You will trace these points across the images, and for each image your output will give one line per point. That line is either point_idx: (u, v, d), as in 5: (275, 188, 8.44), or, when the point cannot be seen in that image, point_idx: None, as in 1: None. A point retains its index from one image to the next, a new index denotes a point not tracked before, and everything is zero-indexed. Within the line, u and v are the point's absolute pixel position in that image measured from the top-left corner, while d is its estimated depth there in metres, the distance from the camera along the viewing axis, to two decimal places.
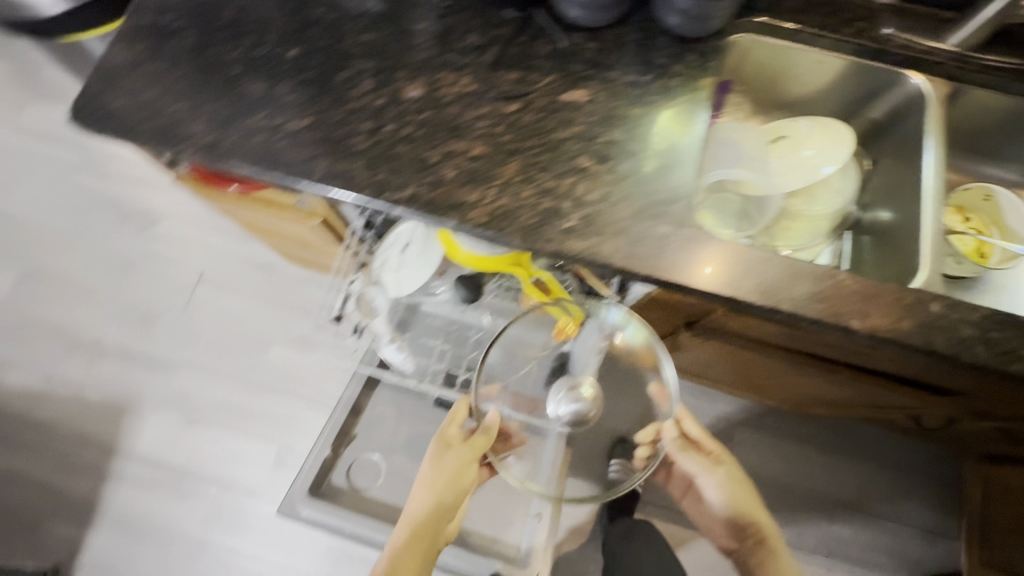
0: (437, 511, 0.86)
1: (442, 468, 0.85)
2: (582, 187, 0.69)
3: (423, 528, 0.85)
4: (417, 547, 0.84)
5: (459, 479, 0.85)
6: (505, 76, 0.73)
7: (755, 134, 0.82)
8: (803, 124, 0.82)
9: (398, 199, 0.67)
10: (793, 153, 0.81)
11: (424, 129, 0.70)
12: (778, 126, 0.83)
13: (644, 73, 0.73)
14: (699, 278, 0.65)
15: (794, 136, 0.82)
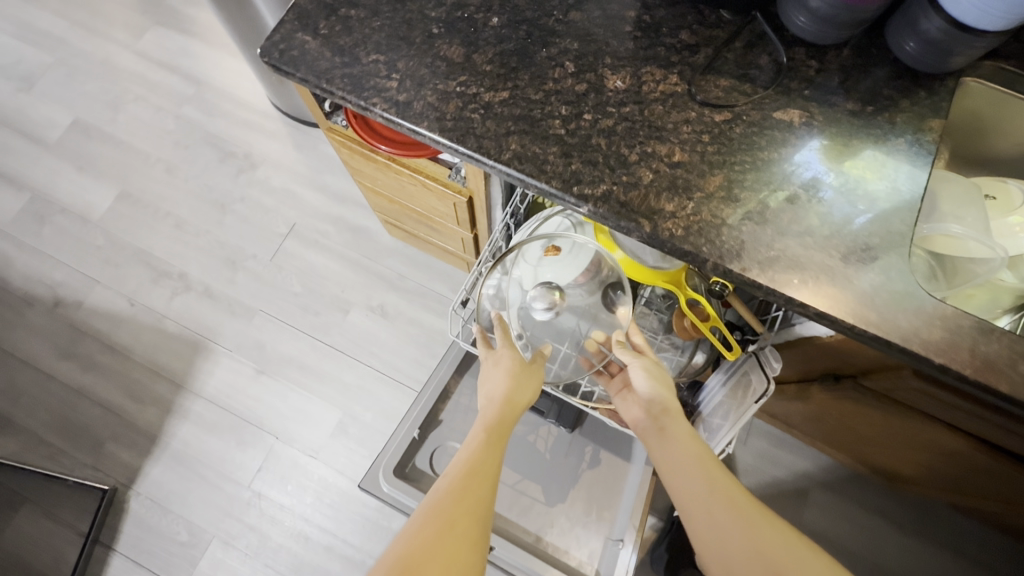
0: (514, 412, 0.71)
1: (521, 368, 0.74)
2: (788, 215, 0.63)
3: (498, 427, 0.68)
4: (493, 447, 0.66)
5: (531, 382, 0.73)
6: (716, 81, 0.68)
7: (969, 183, 0.75)
8: (1014, 188, 0.76)
9: (590, 195, 0.63)
10: (1002, 215, 0.75)
11: (625, 125, 0.66)
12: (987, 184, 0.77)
13: (865, 104, 0.68)
14: (908, 336, 0.59)
15: (1004, 198, 0.76)
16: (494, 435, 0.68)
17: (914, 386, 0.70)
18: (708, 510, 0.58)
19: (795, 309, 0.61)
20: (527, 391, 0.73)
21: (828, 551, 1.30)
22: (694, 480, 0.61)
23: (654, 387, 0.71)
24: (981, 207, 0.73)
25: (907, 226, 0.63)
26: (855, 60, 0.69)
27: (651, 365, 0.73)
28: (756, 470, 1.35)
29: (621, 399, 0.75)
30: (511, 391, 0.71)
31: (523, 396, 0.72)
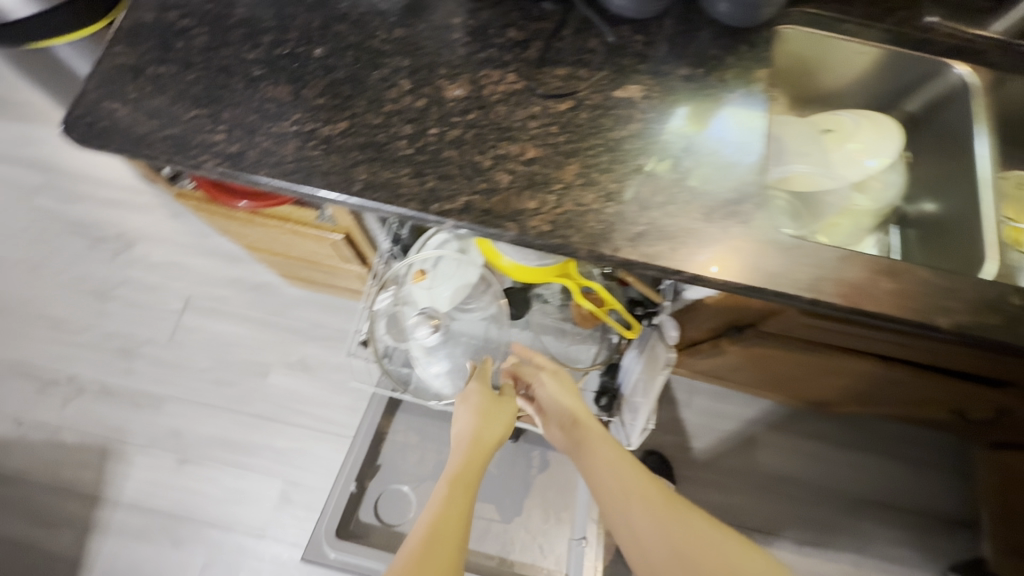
0: (488, 451, 0.68)
1: (490, 406, 0.71)
2: (646, 189, 0.64)
3: (471, 467, 0.64)
4: (467, 491, 0.61)
5: (504, 421, 0.71)
6: (553, 72, 0.68)
7: (805, 122, 0.79)
8: (847, 116, 0.81)
9: (451, 209, 0.61)
10: (845, 144, 0.79)
11: (473, 131, 0.65)
12: (824, 118, 0.81)
13: (697, 66, 0.70)
14: (777, 280, 0.61)
15: (842, 128, 0.80)
16: (469, 476, 0.63)
17: (797, 322, 0.74)
18: (629, 516, 0.61)
19: (673, 277, 0.62)
20: (502, 428, 0.70)
21: (784, 488, 1.36)
22: (619, 489, 0.63)
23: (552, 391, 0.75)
24: (819, 143, 0.78)
25: (755, 175, 0.65)
26: (678, 28, 0.72)
27: (552, 376, 0.77)
28: (704, 429, 1.40)
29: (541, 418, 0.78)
30: (480, 428, 0.69)
31: (497, 433, 0.69)
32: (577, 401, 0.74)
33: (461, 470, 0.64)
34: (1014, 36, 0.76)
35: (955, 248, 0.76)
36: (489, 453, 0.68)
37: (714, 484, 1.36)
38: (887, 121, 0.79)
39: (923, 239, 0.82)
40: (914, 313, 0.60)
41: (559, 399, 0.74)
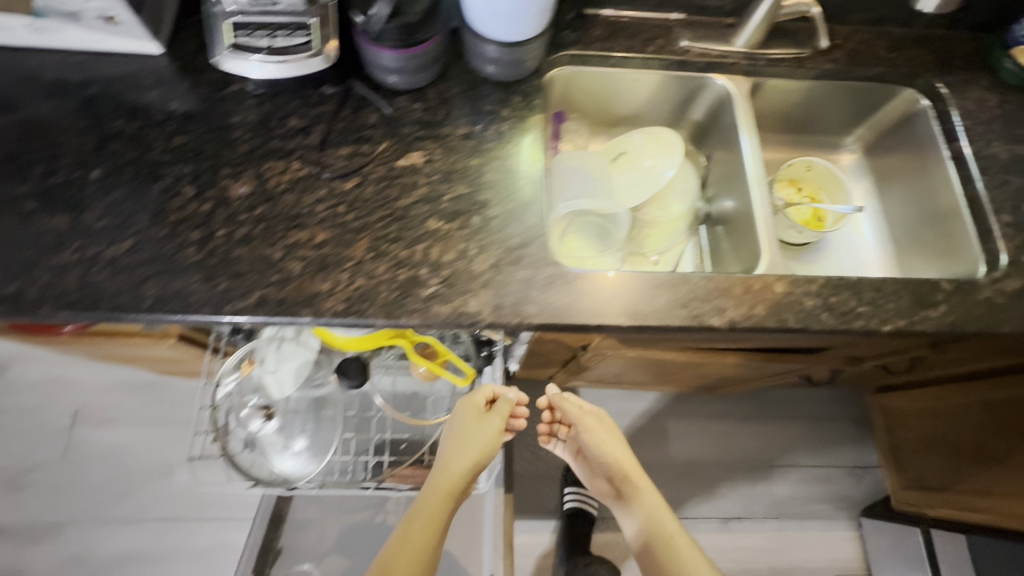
0: (462, 479, 0.76)
1: (469, 434, 0.78)
2: (437, 250, 0.68)
3: (441, 499, 0.75)
4: (431, 521, 0.74)
5: (478, 442, 0.78)
6: (336, 152, 0.72)
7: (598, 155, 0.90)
8: (633, 137, 0.88)
9: (246, 307, 0.63)
10: (637, 164, 0.87)
11: (262, 225, 0.67)
12: (614, 142, 0.89)
13: (475, 123, 0.75)
14: (567, 313, 0.66)
15: (632, 150, 0.88)
16: (439, 501, 0.75)
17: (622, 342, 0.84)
18: (669, 549, 0.87)
19: (472, 327, 0.65)
20: (483, 453, 0.78)
21: (701, 471, 1.43)
22: (668, 524, 0.90)
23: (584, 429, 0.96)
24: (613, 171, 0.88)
25: (537, 218, 0.71)
26: (453, 90, 0.77)
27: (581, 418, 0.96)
28: None
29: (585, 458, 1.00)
30: (454, 459, 0.77)
31: (471, 461, 0.77)
32: (619, 451, 0.96)
33: (432, 502, 0.76)
34: (756, 46, 0.84)
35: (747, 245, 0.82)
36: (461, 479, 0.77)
37: None
38: (674, 137, 0.87)
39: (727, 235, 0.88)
40: (691, 317, 0.67)
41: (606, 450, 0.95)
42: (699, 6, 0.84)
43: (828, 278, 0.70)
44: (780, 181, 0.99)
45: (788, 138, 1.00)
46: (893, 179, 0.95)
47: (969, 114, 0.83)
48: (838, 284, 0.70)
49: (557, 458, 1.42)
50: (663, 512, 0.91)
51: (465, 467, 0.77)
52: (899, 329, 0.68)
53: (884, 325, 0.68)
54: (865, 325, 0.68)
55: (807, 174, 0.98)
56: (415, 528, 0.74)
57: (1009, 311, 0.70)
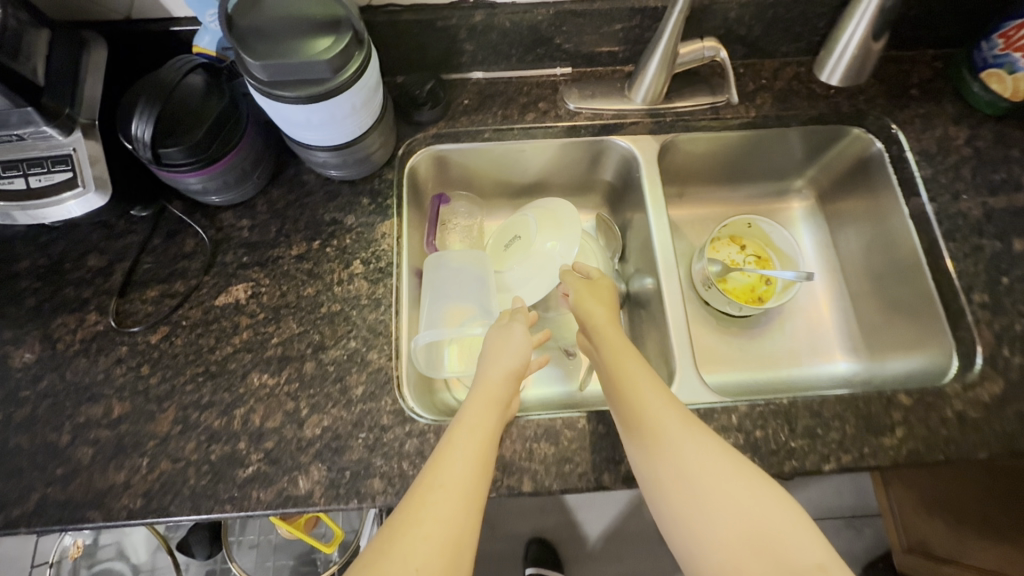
0: (507, 393, 0.52)
1: (501, 340, 0.56)
2: (260, 413, 0.55)
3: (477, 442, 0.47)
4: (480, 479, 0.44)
5: (508, 349, 0.55)
6: (142, 295, 0.59)
7: (493, 245, 0.75)
8: (526, 216, 0.72)
9: (20, 516, 0.52)
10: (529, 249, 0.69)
11: (47, 403, 0.55)
12: (509, 226, 0.74)
13: (313, 238, 0.62)
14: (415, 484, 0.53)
15: (525, 232, 0.71)
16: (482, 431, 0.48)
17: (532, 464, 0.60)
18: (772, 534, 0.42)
19: (303, 512, 0.53)
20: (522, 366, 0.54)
21: None
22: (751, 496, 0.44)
23: (586, 306, 0.59)
24: (505, 262, 0.72)
25: (385, 358, 0.58)
26: (288, 197, 0.64)
27: (584, 287, 0.62)
28: (584, 498, 1.32)
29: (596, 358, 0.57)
30: (491, 370, 0.53)
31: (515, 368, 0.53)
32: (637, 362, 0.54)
33: (471, 420, 0.49)
34: (659, 100, 0.70)
35: (659, 351, 0.68)
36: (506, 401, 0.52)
37: (609, 555, 1.28)
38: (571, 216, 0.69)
39: (641, 329, 0.73)
40: (575, 475, 0.54)
41: (619, 351, 0.55)
42: (586, 58, 0.70)
43: (752, 404, 0.56)
44: (719, 239, 0.84)
45: (725, 187, 0.85)
46: (849, 231, 0.79)
47: (929, 158, 0.68)
48: (765, 410, 0.56)
49: (519, 533, 1.30)
50: (759, 495, 0.44)
51: (507, 378, 0.52)
52: (846, 467, 0.54)
53: (825, 463, 0.54)
54: (802, 465, 0.54)
55: (749, 231, 0.83)
56: (429, 505, 0.42)
57: (987, 427, 0.56)
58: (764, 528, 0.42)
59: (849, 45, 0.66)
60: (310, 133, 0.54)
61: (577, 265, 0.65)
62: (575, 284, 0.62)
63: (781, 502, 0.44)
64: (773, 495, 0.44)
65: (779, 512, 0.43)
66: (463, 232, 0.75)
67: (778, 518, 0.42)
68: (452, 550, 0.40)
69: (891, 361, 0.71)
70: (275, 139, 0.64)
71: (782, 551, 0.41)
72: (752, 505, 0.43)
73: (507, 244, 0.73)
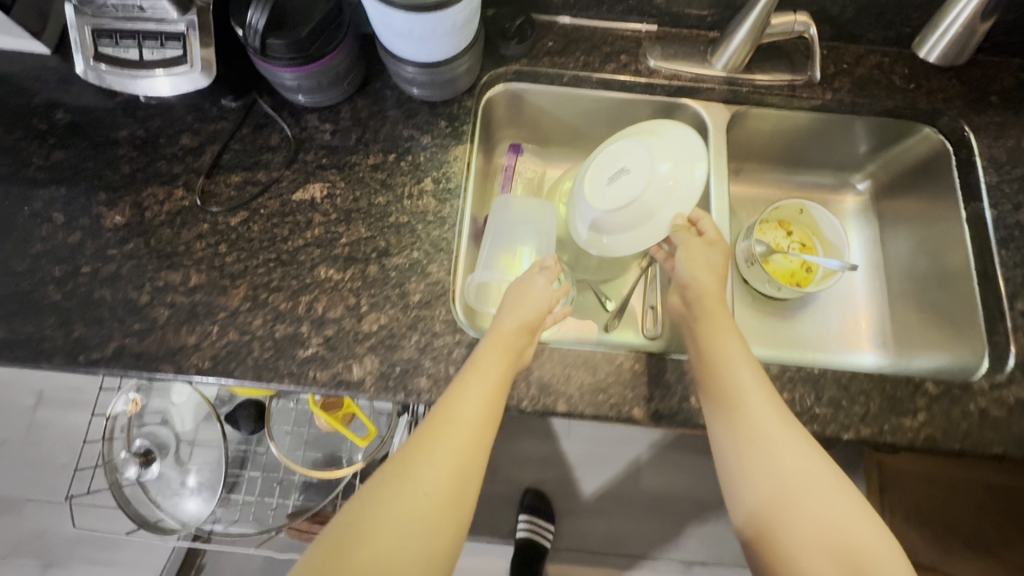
0: (521, 342, 0.54)
1: (523, 290, 0.58)
2: (324, 303, 0.59)
3: (484, 399, 0.50)
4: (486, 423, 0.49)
5: (535, 306, 0.57)
6: (227, 179, 0.63)
7: (592, 179, 0.68)
8: (637, 144, 0.65)
9: (101, 358, 0.57)
10: (648, 185, 0.63)
11: (131, 263, 0.60)
12: (610, 157, 0.68)
13: (390, 151, 0.65)
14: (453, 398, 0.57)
15: (641, 164, 0.64)
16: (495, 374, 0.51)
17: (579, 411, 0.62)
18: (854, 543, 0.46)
19: (354, 397, 0.58)
20: (535, 316, 0.57)
21: (669, 507, 1.35)
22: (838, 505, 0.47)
23: (696, 272, 0.58)
24: (608, 196, 0.66)
25: (443, 272, 0.61)
26: (370, 108, 0.67)
27: (696, 246, 0.59)
28: (586, 458, 1.38)
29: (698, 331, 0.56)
30: (509, 320, 0.55)
31: (528, 319, 0.56)
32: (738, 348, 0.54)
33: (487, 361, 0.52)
34: (739, 69, 0.70)
35: None
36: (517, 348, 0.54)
37: (601, 512, 1.34)
38: (695, 148, 0.63)
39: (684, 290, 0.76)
40: (607, 405, 0.57)
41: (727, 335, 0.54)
42: (673, 18, 0.71)
43: (784, 368, 0.59)
44: (767, 223, 0.85)
45: (785, 171, 0.86)
46: (901, 232, 0.80)
47: (996, 167, 0.69)
48: (795, 376, 0.59)
49: (520, 479, 1.36)
50: (834, 496, 0.48)
51: (520, 328, 0.55)
52: (863, 439, 0.57)
53: (844, 433, 0.57)
54: (820, 430, 0.57)
55: (800, 218, 0.84)
56: (438, 440, 0.47)
57: (1006, 426, 0.58)
58: (838, 528, 0.46)
59: (954, 24, 0.65)
60: (395, 37, 0.56)
61: (691, 216, 0.62)
62: (687, 242, 0.60)
63: (854, 505, 0.48)
64: (849, 501, 0.48)
65: (860, 522, 0.47)
66: (527, 181, 0.80)
67: (854, 521, 0.47)
68: (456, 481, 0.46)
69: (915, 360, 0.74)
70: (365, 51, 0.67)
71: (847, 546, 0.46)
72: (827, 504, 0.47)
73: (610, 177, 0.67)
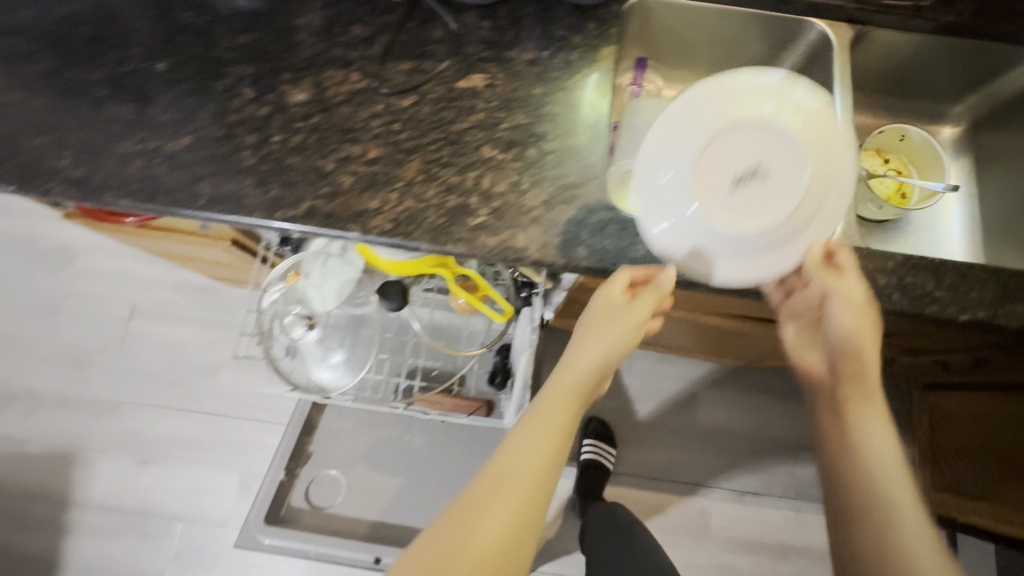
0: (589, 380, 0.62)
1: (604, 304, 0.62)
2: (489, 179, 0.65)
3: (562, 410, 0.61)
4: (553, 456, 0.59)
5: (638, 316, 0.60)
6: (397, 67, 0.69)
7: (708, 188, 0.53)
8: (791, 138, 0.54)
9: (295, 215, 0.63)
10: (795, 186, 0.53)
11: (316, 135, 0.66)
12: (717, 159, 0.54)
13: (544, 48, 0.70)
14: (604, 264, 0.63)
15: (779, 166, 0.53)
16: (561, 409, 0.61)
17: (730, 295, 0.67)
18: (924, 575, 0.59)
19: (518, 263, 0.64)
20: (612, 355, 0.62)
21: (724, 441, 1.43)
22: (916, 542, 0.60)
23: (842, 317, 0.61)
24: (721, 203, 0.53)
25: (597, 157, 0.67)
26: (524, 9, 0.72)
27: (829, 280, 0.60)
28: (646, 392, 1.45)
29: (807, 334, 0.70)
30: (578, 361, 0.62)
31: (602, 358, 0.61)
32: (866, 377, 0.64)
33: (554, 403, 0.61)
34: None
35: None
36: (585, 386, 0.62)
37: (659, 442, 1.42)
38: (806, 142, 0.54)
39: None
40: None
41: (855, 332, 0.62)
42: None
43: (908, 257, 0.65)
44: (863, 151, 0.90)
45: (886, 103, 0.91)
46: (1001, 165, 0.86)
47: None
48: (920, 265, 0.65)
49: (582, 409, 1.43)
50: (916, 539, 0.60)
51: (593, 365, 0.61)
52: (979, 320, 0.63)
53: (962, 314, 0.63)
54: (940, 311, 0.63)
55: (898, 145, 0.89)
56: (504, 475, 0.57)
57: None
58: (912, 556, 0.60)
59: None
60: None
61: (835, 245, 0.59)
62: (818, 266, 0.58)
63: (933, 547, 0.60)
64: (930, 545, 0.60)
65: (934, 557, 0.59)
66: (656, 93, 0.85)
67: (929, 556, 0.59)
68: (524, 510, 0.56)
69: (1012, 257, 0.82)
70: None
71: None
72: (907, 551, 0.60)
73: (739, 177, 0.53)
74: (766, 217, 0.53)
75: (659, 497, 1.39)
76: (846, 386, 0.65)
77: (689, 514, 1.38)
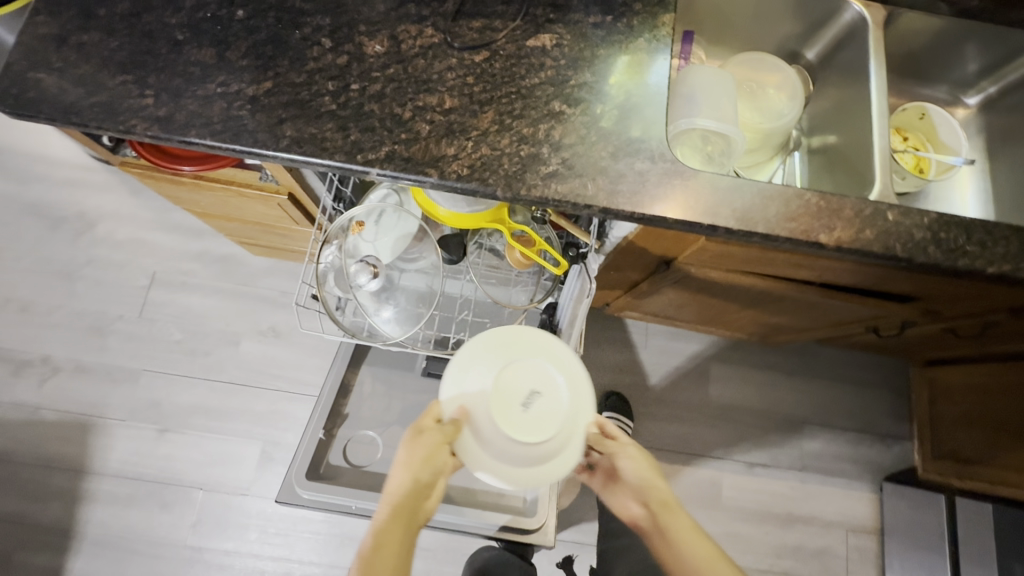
0: (418, 496, 0.70)
1: (413, 455, 0.70)
2: (558, 131, 0.69)
3: (397, 524, 0.68)
4: (395, 567, 0.65)
5: (437, 457, 0.70)
6: (468, 24, 0.73)
7: (497, 405, 0.70)
8: (544, 365, 0.74)
9: (375, 159, 0.66)
10: (560, 395, 0.72)
11: (393, 85, 0.69)
12: (515, 379, 0.72)
13: (605, 15, 0.75)
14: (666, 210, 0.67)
15: (546, 384, 0.72)
16: (401, 519, 0.68)
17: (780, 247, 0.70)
18: None
19: (586, 211, 0.67)
20: (426, 481, 0.71)
21: (734, 417, 1.48)
22: None
23: (632, 463, 0.77)
24: (530, 417, 0.70)
25: (658, 115, 0.71)
26: None
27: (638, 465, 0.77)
28: (660, 368, 1.50)
29: (614, 493, 0.81)
30: (395, 486, 0.70)
31: (416, 477, 0.70)
32: (653, 487, 0.76)
33: (393, 523, 0.68)
34: None
35: (858, 176, 0.83)
36: (418, 507, 0.70)
37: (673, 417, 1.47)
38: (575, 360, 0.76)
39: (832, 168, 0.89)
40: (799, 232, 0.68)
41: (641, 476, 0.77)
42: None
43: (942, 215, 0.70)
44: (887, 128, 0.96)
45: (902, 84, 0.99)
46: (1011, 143, 0.93)
47: None
48: (952, 222, 0.70)
49: (600, 383, 1.47)
50: None
51: (412, 487, 0.69)
52: (1007, 274, 0.68)
53: (989, 267, 0.68)
54: (970, 264, 0.68)
55: (917, 123, 0.95)
56: None
57: None
58: None
59: None
60: None
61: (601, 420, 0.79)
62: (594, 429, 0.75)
63: None
64: None
65: None
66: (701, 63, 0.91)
67: None
68: None
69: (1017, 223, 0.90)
70: None
71: None
72: None
73: (524, 403, 0.70)
74: (565, 399, 0.72)
75: (673, 468, 1.44)
76: (647, 501, 0.75)
77: (700, 485, 1.43)
